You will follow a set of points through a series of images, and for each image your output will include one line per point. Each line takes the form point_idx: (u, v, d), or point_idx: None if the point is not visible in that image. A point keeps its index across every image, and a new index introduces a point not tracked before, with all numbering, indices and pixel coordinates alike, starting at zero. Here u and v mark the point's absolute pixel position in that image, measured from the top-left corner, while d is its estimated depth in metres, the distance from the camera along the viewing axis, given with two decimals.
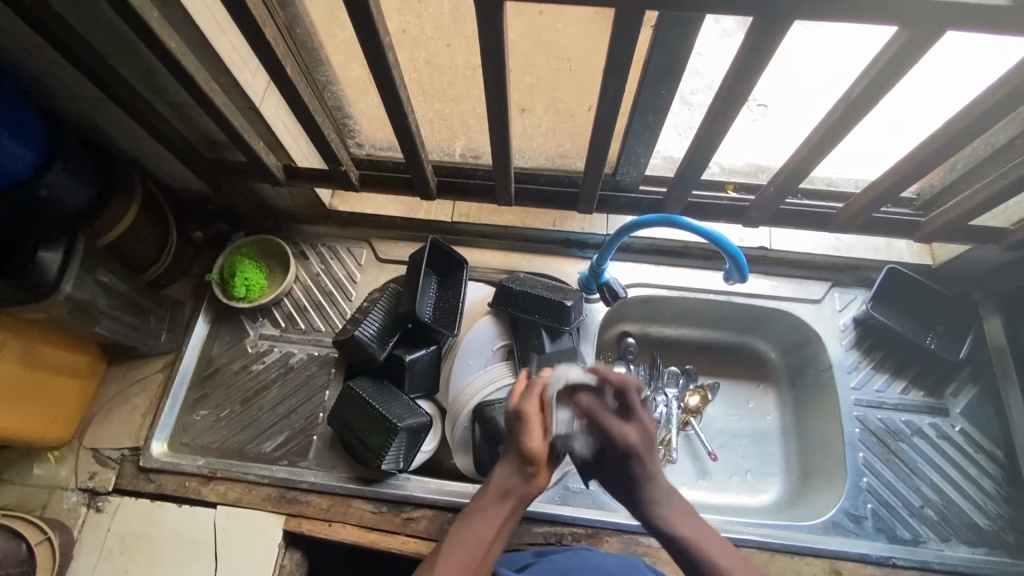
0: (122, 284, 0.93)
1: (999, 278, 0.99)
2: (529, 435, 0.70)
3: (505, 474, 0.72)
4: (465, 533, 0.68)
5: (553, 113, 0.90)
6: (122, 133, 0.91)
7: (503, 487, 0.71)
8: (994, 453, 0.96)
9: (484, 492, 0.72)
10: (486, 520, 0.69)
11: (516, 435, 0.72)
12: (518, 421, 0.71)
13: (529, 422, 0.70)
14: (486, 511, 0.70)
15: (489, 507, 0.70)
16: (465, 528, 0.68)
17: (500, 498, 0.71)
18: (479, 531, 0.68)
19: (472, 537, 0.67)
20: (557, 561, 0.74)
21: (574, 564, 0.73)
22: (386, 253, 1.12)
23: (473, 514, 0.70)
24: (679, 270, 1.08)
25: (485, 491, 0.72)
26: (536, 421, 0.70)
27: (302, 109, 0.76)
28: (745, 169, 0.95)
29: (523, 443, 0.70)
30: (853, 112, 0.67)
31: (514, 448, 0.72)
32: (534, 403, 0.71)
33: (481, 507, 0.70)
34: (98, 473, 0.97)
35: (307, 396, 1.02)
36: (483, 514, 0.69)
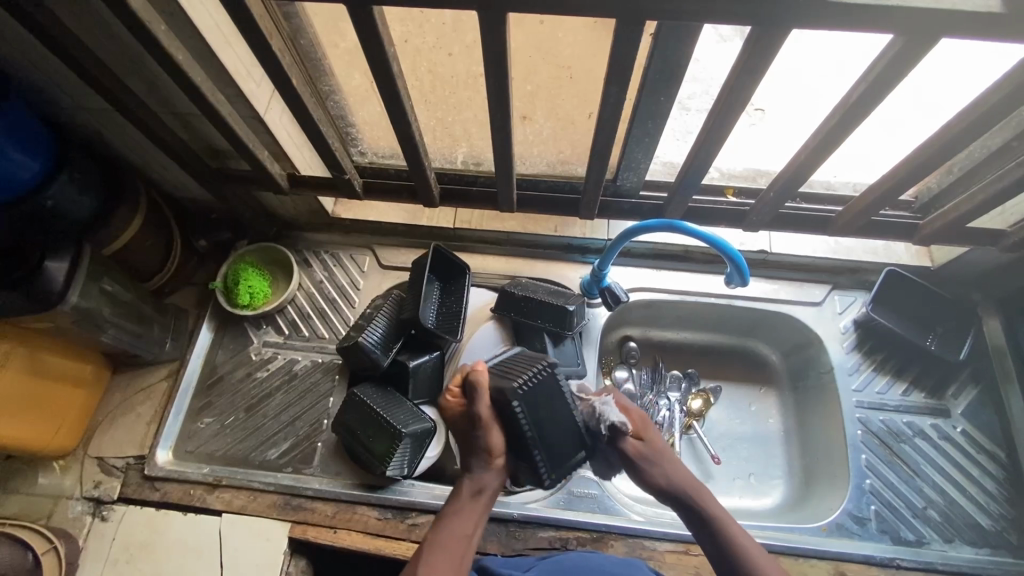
0: (127, 293, 0.94)
1: (998, 279, 0.99)
2: (484, 435, 0.71)
3: (468, 483, 0.73)
4: (437, 549, 0.68)
5: (554, 121, 0.91)
6: (127, 143, 0.92)
7: (467, 493, 0.73)
8: (996, 454, 0.97)
9: (451, 504, 0.73)
10: (456, 531, 0.70)
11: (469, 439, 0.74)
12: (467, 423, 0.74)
13: (487, 423, 0.71)
14: (455, 524, 0.70)
15: (458, 520, 0.71)
16: (436, 546, 0.68)
17: (466, 506, 0.72)
18: (447, 546, 0.68)
19: (441, 553, 0.68)
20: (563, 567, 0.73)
21: (576, 568, 0.74)
22: (389, 260, 1.13)
23: (443, 528, 0.70)
24: (679, 274, 1.09)
25: (452, 504, 0.73)
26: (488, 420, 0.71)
27: (306, 119, 0.77)
28: (745, 173, 0.94)
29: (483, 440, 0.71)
30: (850, 119, 0.68)
31: (474, 456, 0.74)
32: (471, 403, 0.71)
33: (450, 522, 0.71)
34: (103, 482, 0.98)
35: (310, 403, 1.03)
36: (450, 529, 0.70)
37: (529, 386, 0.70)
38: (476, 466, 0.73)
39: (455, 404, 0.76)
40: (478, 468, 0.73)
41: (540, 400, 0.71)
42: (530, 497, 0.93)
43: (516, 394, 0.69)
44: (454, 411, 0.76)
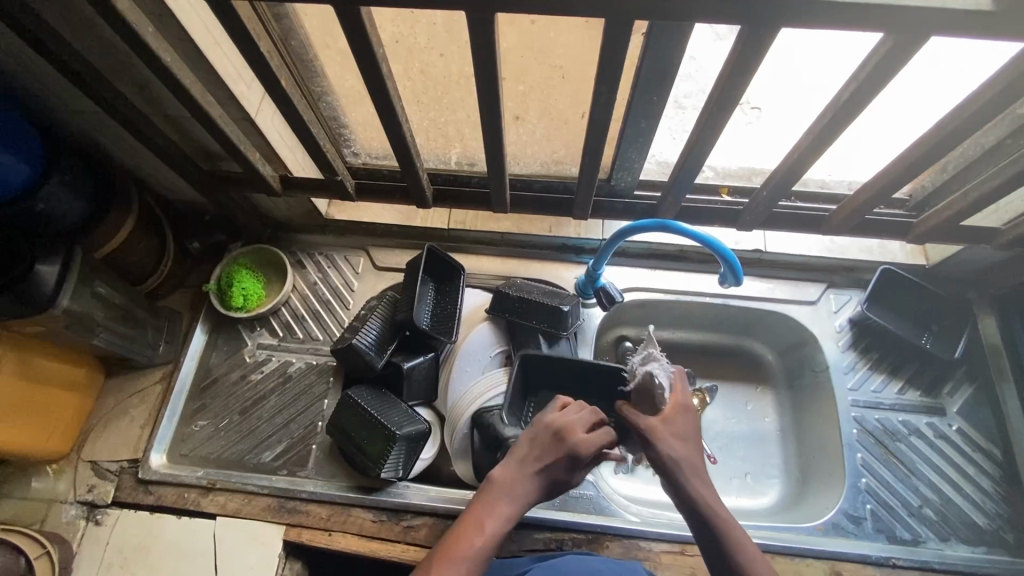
0: (120, 296, 0.93)
1: (994, 276, 0.99)
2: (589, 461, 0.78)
3: (520, 483, 0.68)
4: (475, 524, 0.65)
5: (547, 121, 0.90)
6: (118, 145, 0.91)
7: (518, 487, 0.68)
8: (993, 453, 0.97)
9: (495, 481, 0.69)
10: (494, 511, 0.66)
11: (549, 455, 0.69)
12: (562, 445, 0.69)
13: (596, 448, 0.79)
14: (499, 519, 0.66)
15: (498, 512, 0.66)
16: (472, 531, 0.64)
17: (508, 500, 0.67)
18: (483, 534, 0.64)
19: (475, 539, 0.64)
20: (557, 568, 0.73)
21: (572, 570, 0.73)
22: (383, 261, 1.13)
23: (479, 515, 0.66)
24: (676, 273, 1.09)
25: (494, 495, 0.68)
26: (579, 447, 0.69)
27: (297, 120, 0.77)
28: (740, 172, 0.97)
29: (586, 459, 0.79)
30: (842, 118, 0.68)
31: (537, 463, 0.69)
32: (587, 430, 0.71)
33: (491, 510, 0.66)
34: (97, 486, 0.97)
35: (305, 405, 1.02)
36: (491, 503, 0.67)
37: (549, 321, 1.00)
38: (533, 470, 0.69)
39: (558, 422, 0.72)
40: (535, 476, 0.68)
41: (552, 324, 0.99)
42: None
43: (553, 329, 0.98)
44: (551, 428, 0.71)
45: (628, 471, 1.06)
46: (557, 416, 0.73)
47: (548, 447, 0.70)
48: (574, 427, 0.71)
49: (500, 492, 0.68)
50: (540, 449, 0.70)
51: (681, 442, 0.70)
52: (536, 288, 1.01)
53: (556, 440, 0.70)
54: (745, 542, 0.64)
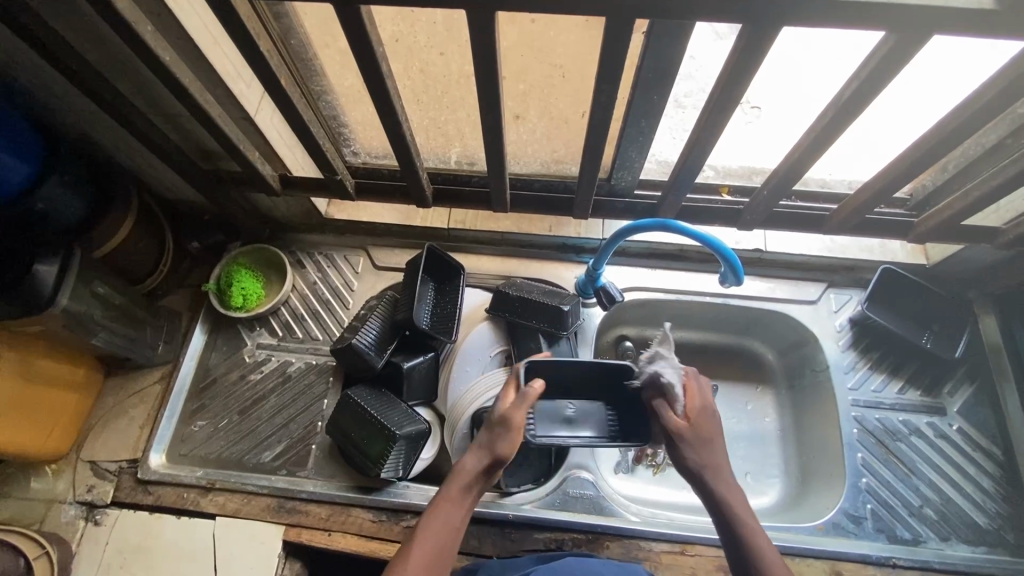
0: (119, 296, 0.93)
1: (994, 275, 0.99)
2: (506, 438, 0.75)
3: (473, 468, 0.75)
4: (436, 512, 0.72)
5: (547, 120, 0.90)
6: (118, 144, 0.91)
7: (472, 472, 0.74)
8: (994, 453, 0.96)
9: (456, 468, 0.76)
10: (451, 497, 0.73)
11: (495, 438, 0.76)
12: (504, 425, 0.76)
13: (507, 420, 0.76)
14: (444, 504, 0.72)
15: (457, 497, 0.73)
16: (433, 517, 0.71)
17: (458, 486, 0.74)
18: (443, 518, 0.71)
19: (435, 523, 0.71)
20: (557, 569, 0.73)
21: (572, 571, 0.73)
22: (383, 260, 1.13)
23: (442, 502, 0.73)
24: (676, 273, 1.09)
25: (452, 483, 0.74)
26: (517, 427, 0.75)
27: (297, 120, 0.76)
28: (741, 171, 0.96)
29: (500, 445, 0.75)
30: (842, 117, 0.68)
31: (487, 445, 0.76)
32: (523, 408, 0.76)
33: (450, 495, 0.73)
34: (96, 486, 0.97)
35: (305, 405, 1.02)
36: (450, 491, 0.73)
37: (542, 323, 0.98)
38: (484, 453, 0.75)
39: (502, 402, 0.79)
40: (487, 458, 0.75)
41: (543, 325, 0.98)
42: (525, 498, 0.92)
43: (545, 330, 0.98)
44: (495, 406, 0.79)
45: (628, 470, 1.06)
46: (502, 396, 0.80)
47: (495, 427, 0.77)
48: (512, 406, 0.77)
49: (456, 483, 0.74)
50: (488, 431, 0.77)
51: (706, 448, 0.74)
52: (535, 287, 1.02)
53: (498, 418, 0.77)
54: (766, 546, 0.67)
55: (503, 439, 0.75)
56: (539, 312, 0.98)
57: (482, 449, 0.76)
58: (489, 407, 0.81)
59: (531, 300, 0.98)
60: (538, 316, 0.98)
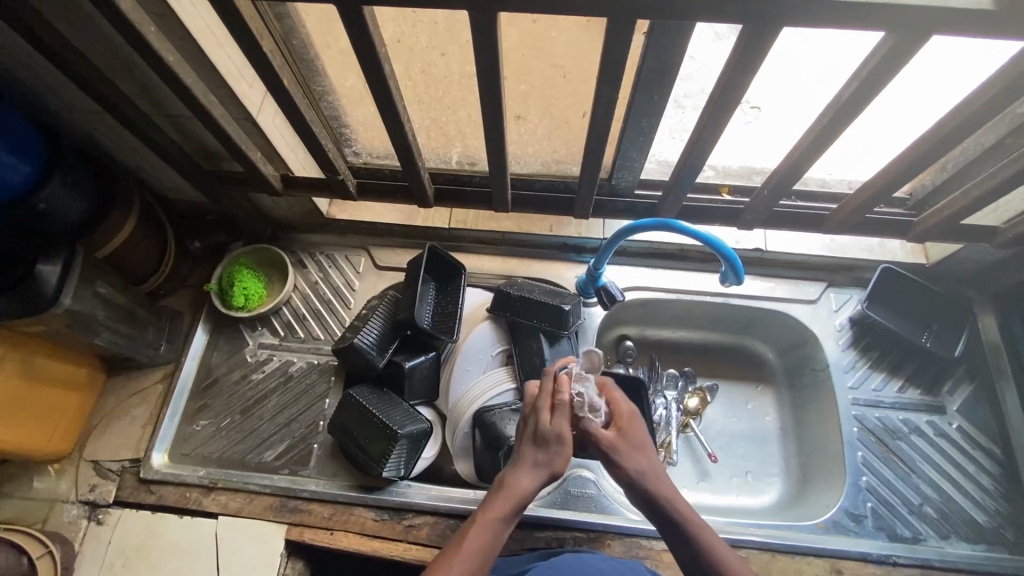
0: (121, 296, 0.93)
1: (993, 275, 0.99)
2: (560, 453, 0.71)
3: (527, 484, 0.70)
4: (482, 524, 0.67)
5: (548, 120, 0.91)
6: (120, 145, 0.91)
7: (527, 489, 0.70)
8: (992, 451, 0.97)
9: (505, 481, 0.71)
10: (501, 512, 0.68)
11: (553, 454, 0.71)
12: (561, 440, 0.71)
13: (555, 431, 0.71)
14: (491, 521, 0.67)
15: (507, 513, 0.68)
16: (480, 531, 0.67)
17: (509, 503, 0.69)
18: (491, 534, 0.67)
19: (482, 539, 0.66)
20: (559, 566, 0.74)
21: (573, 569, 0.73)
22: (384, 260, 1.13)
23: (490, 517, 0.68)
24: (676, 272, 1.09)
25: (503, 496, 0.69)
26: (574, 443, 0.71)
27: (299, 120, 0.77)
28: (740, 171, 0.97)
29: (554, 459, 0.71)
30: (841, 118, 0.68)
31: (542, 462, 0.71)
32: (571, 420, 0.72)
33: (499, 512, 0.68)
34: (99, 486, 0.97)
35: (307, 404, 1.02)
36: (500, 506, 0.69)
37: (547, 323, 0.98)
38: (539, 471, 0.70)
39: (550, 412, 0.72)
40: (541, 474, 0.70)
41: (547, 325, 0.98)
42: None
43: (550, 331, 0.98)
44: (545, 418, 0.72)
45: None
46: (549, 404, 0.73)
47: (548, 443, 0.71)
48: (563, 418, 0.71)
49: (506, 496, 0.69)
50: (542, 446, 0.71)
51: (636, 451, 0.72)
52: (539, 287, 1.02)
53: (552, 432, 0.71)
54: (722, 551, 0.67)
55: (558, 455, 0.71)
56: (542, 312, 0.98)
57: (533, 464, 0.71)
58: (534, 417, 0.74)
59: (534, 300, 0.98)
60: (542, 316, 0.98)
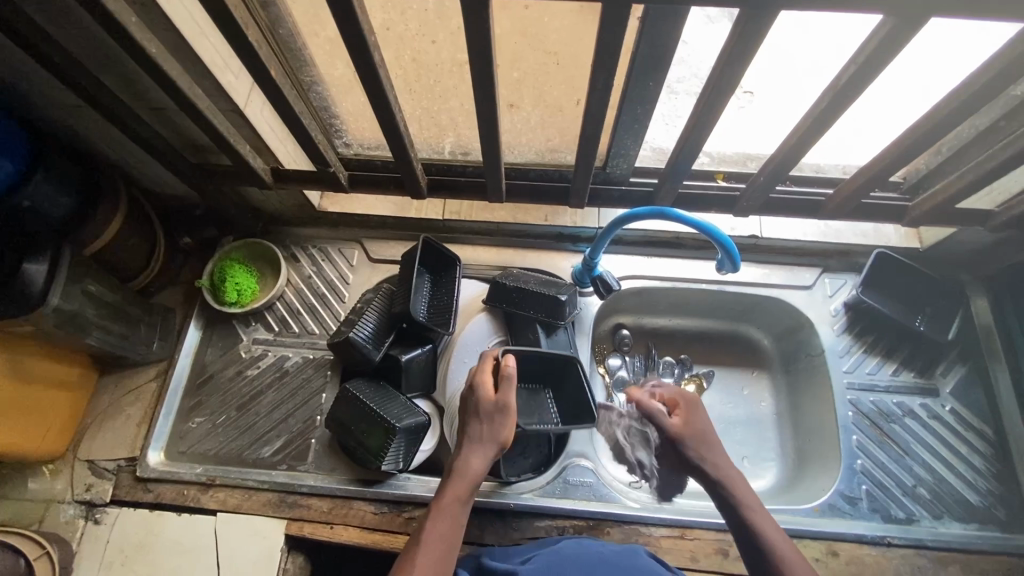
0: (111, 293, 0.92)
1: (985, 258, 1.00)
2: (506, 425, 0.80)
3: (477, 462, 0.78)
4: (443, 509, 0.74)
5: (542, 107, 0.89)
6: (105, 139, 0.89)
7: (478, 467, 0.78)
8: (984, 431, 0.98)
9: (457, 466, 0.78)
10: (458, 494, 0.75)
11: (495, 428, 0.80)
12: (500, 413, 0.80)
13: (501, 408, 0.80)
14: (453, 502, 0.74)
15: (464, 492, 0.75)
16: (441, 516, 0.73)
17: (465, 481, 0.76)
18: (451, 515, 0.73)
19: (445, 521, 0.72)
20: (559, 554, 0.74)
21: (573, 554, 0.74)
22: (378, 253, 1.12)
23: (449, 499, 0.75)
24: (671, 260, 1.09)
25: (459, 477, 0.77)
26: (512, 411, 0.81)
27: (287, 112, 0.75)
28: (735, 157, 0.96)
29: (500, 433, 0.80)
30: (839, 101, 0.67)
31: (487, 439, 0.79)
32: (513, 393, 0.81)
33: (457, 494, 0.75)
34: (95, 485, 0.96)
35: (304, 399, 1.02)
36: (457, 488, 0.76)
37: (540, 312, 0.98)
38: (486, 446, 0.79)
39: (489, 389, 0.82)
40: (488, 450, 0.79)
41: (541, 314, 0.98)
42: (525, 487, 0.93)
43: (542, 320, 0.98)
44: (485, 395, 0.81)
45: None
46: (484, 382, 0.82)
47: (491, 419, 0.80)
48: (503, 393, 0.80)
49: (463, 478, 0.76)
50: (484, 423, 0.80)
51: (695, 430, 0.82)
52: (535, 277, 1.02)
53: (494, 408, 0.80)
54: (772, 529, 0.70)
55: (501, 427, 0.80)
56: (537, 300, 0.97)
57: (479, 443, 0.79)
58: (472, 394, 0.82)
59: (529, 288, 0.98)
60: (536, 306, 0.98)
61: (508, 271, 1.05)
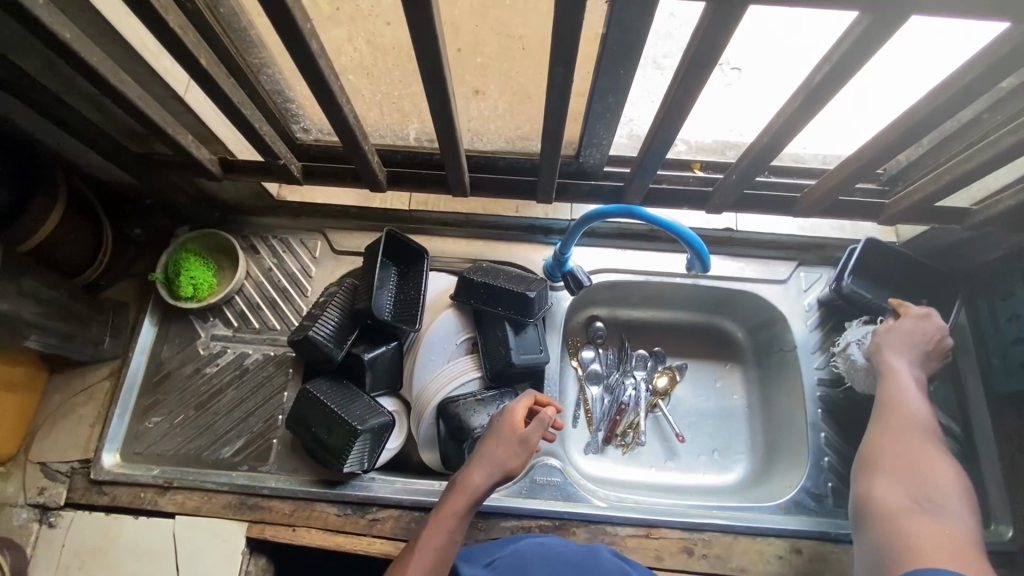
0: (52, 291, 0.86)
1: (961, 253, 0.98)
2: (520, 455, 0.80)
3: (482, 481, 0.78)
4: (439, 522, 0.74)
5: (508, 94, 0.84)
6: (36, 125, 0.83)
7: (480, 485, 0.77)
8: (951, 428, 0.97)
9: (461, 480, 0.78)
10: (458, 510, 0.75)
11: (507, 453, 0.80)
12: (519, 443, 0.81)
13: (521, 438, 0.81)
14: (450, 517, 0.74)
15: (463, 509, 0.75)
16: (437, 528, 0.73)
17: (466, 501, 0.76)
18: (447, 531, 0.74)
19: (440, 536, 0.73)
20: (518, 555, 0.74)
21: (533, 556, 0.74)
22: (341, 245, 1.07)
23: (447, 512, 0.75)
24: (646, 253, 1.06)
25: (460, 492, 0.77)
26: (530, 447, 0.81)
27: (225, 103, 0.69)
28: (714, 146, 0.92)
29: (510, 460, 0.80)
30: (815, 99, 0.63)
31: (497, 461, 0.79)
32: (539, 430, 0.82)
33: (456, 508, 0.75)
34: (48, 489, 0.93)
35: (264, 397, 0.99)
36: (457, 501, 0.76)
37: (508, 309, 0.95)
38: (493, 467, 0.78)
39: (517, 420, 0.83)
40: (493, 472, 0.78)
41: (516, 312, 0.94)
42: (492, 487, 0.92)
43: (523, 318, 0.94)
44: (510, 424, 0.82)
45: (597, 451, 1.07)
46: (514, 412, 0.83)
47: (508, 445, 0.80)
48: (530, 428, 0.82)
49: (464, 494, 0.77)
50: (499, 446, 0.80)
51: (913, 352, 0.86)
52: (508, 271, 0.99)
53: (515, 436, 0.81)
54: (957, 500, 0.71)
55: (516, 456, 0.80)
56: (507, 296, 0.94)
57: (488, 463, 0.79)
58: (499, 420, 0.84)
59: (500, 285, 0.94)
60: (506, 301, 0.94)
61: (478, 264, 1.01)
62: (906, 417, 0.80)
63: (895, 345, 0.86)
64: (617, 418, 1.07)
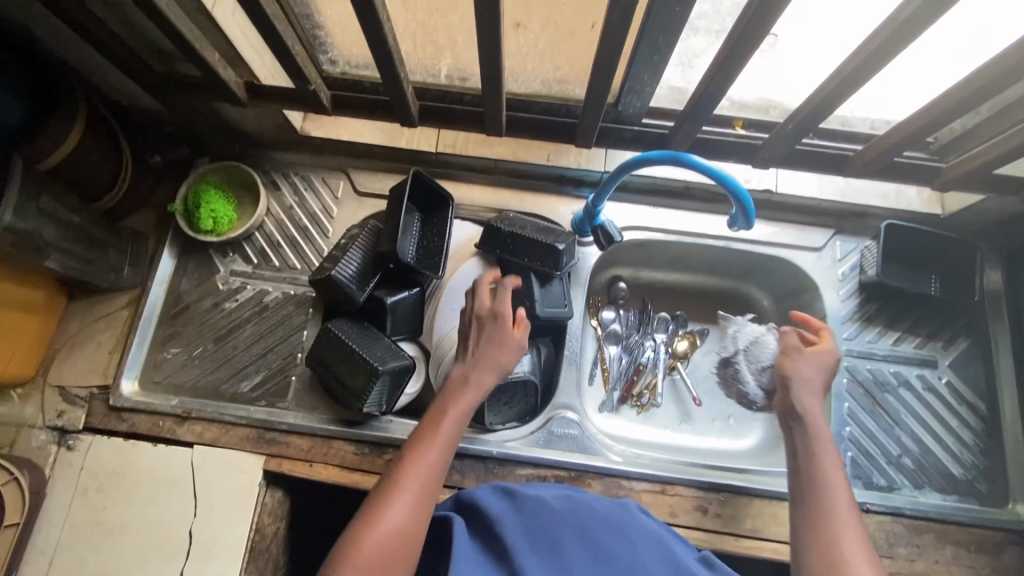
0: (74, 215, 0.85)
1: (1011, 227, 0.94)
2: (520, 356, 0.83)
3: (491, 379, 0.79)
4: (454, 414, 0.75)
5: (551, 31, 0.79)
6: (57, 37, 0.79)
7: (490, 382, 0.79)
8: (978, 406, 0.96)
9: (472, 376, 0.79)
10: (471, 404, 0.77)
11: (511, 355, 0.82)
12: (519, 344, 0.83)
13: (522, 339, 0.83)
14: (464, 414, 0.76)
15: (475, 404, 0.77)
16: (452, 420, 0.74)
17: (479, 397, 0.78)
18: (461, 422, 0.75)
19: (455, 425, 0.75)
20: (546, 505, 0.66)
21: (563, 509, 0.65)
22: (364, 186, 1.04)
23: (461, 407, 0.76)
24: (678, 213, 1.03)
25: (472, 389, 0.78)
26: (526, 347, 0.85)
27: (257, 14, 0.65)
28: (757, 104, 0.87)
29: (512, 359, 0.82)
30: (912, 23, 0.58)
31: (503, 361, 0.81)
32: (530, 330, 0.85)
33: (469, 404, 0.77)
34: (66, 412, 0.94)
35: (283, 335, 0.98)
36: (469, 397, 0.77)
37: (534, 261, 0.92)
38: (501, 369, 0.80)
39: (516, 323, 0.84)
40: (498, 374, 0.81)
41: (546, 263, 0.92)
42: (510, 437, 0.92)
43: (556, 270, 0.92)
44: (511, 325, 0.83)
45: (612, 410, 1.06)
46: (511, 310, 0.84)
47: (513, 347, 0.82)
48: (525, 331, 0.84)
49: (476, 390, 0.78)
50: (504, 348, 0.81)
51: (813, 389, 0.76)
52: (532, 221, 0.96)
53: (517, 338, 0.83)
54: None
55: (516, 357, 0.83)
56: (536, 245, 0.91)
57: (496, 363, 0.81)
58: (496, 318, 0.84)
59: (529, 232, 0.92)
60: (535, 251, 0.92)
61: (502, 214, 0.98)
62: (824, 502, 0.64)
63: (809, 390, 0.75)
64: (634, 378, 1.06)
